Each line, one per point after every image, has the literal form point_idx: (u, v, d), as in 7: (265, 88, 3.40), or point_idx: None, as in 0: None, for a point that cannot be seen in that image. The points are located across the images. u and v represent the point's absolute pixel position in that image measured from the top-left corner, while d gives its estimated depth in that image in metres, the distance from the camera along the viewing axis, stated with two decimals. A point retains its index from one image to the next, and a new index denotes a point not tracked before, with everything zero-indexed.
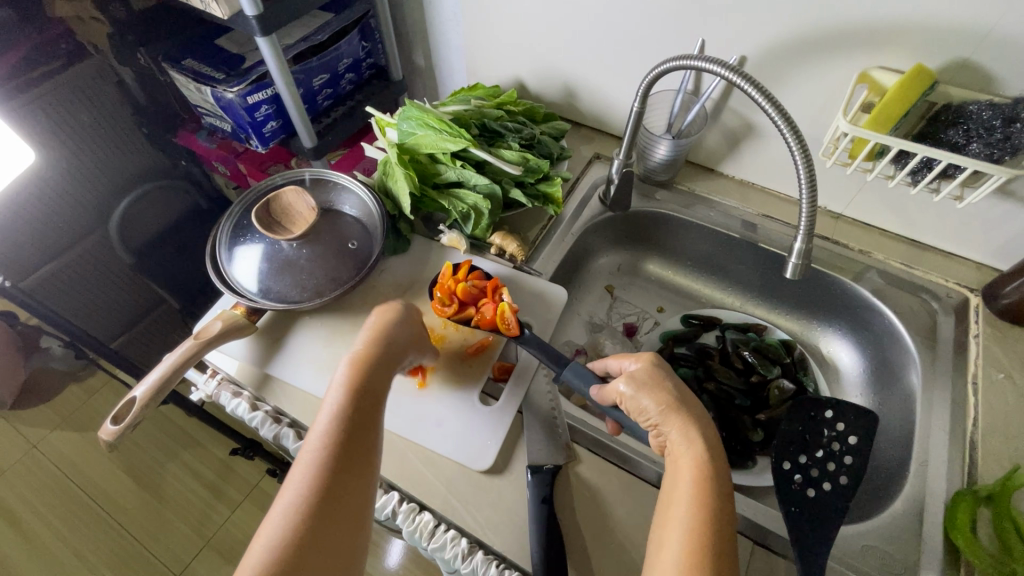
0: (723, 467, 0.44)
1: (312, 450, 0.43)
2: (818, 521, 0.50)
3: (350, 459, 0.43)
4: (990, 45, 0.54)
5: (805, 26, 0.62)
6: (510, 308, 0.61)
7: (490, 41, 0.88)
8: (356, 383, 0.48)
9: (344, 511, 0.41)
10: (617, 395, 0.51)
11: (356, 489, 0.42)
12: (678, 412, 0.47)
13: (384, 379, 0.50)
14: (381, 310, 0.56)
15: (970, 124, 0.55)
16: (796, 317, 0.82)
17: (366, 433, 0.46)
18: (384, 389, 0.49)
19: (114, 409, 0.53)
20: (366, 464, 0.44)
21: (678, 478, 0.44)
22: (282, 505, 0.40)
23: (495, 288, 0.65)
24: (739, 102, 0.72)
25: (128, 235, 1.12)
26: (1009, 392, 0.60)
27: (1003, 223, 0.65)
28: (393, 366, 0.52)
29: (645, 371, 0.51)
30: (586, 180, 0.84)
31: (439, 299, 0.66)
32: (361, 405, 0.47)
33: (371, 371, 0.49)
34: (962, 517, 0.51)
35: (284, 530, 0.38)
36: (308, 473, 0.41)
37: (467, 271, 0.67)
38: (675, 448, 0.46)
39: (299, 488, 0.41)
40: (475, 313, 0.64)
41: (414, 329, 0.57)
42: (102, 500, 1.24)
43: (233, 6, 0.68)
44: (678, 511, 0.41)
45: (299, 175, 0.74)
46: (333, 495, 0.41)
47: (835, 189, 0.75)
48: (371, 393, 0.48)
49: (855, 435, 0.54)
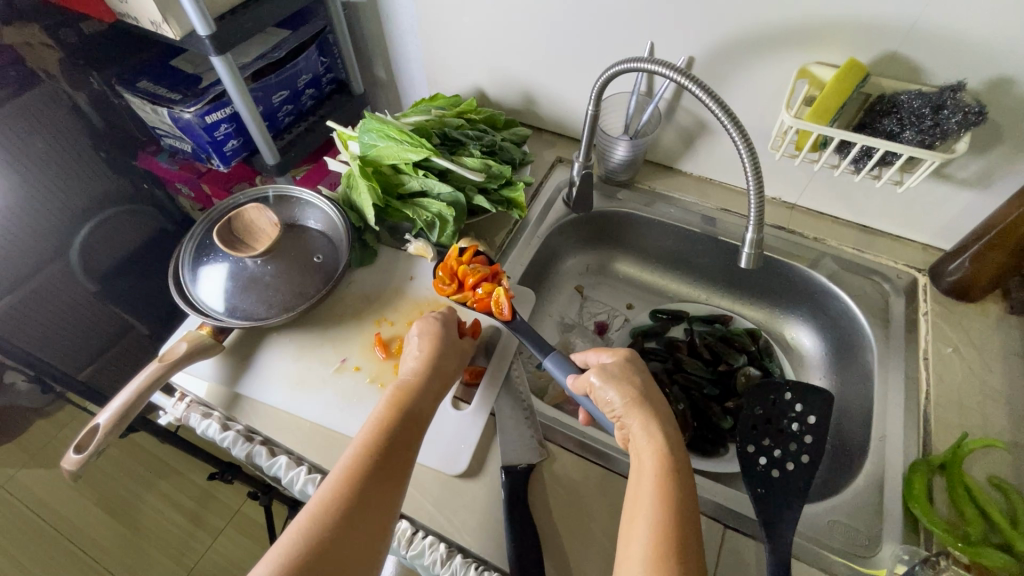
0: (683, 459, 0.46)
1: (351, 459, 0.46)
2: (783, 499, 0.52)
3: (387, 472, 0.46)
4: (916, 36, 0.57)
5: (746, 26, 0.65)
6: (504, 294, 0.65)
7: (448, 51, 0.89)
8: (402, 403, 0.51)
9: (369, 523, 0.43)
10: (588, 386, 0.53)
11: (384, 506, 0.44)
12: (641, 406, 0.49)
13: (426, 404, 0.53)
14: (431, 331, 0.60)
15: (902, 114, 0.58)
16: (760, 306, 0.85)
17: (403, 452, 0.48)
18: (426, 414, 0.52)
19: (76, 437, 0.53)
20: (399, 483, 0.46)
21: (641, 470, 0.45)
22: (313, 503, 0.43)
23: (496, 275, 0.68)
24: (690, 102, 0.75)
25: (91, 262, 1.09)
26: (956, 365, 0.64)
27: (942, 205, 0.69)
28: (436, 390, 0.55)
29: (617, 365, 0.53)
30: (550, 184, 0.86)
31: (441, 277, 0.69)
32: (405, 424, 0.50)
33: (416, 393, 0.53)
34: (918, 486, 0.53)
35: (311, 527, 0.41)
36: (343, 477, 0.44)
37: (472, 254, 0.69)
38: (637, 441, 0.47)
39: (332, 490, 0.43)
40: (471, 295, 0.68)
41: (458, 355, 0.59)
42: (78, 537, 1.20)
43: (184, 27, 0.68)
44: (643, 502, 0.42)
45: (262, 192, 0.74)
46: (362, 504, 0.43)
47: (787, 180, 0.78)
48: (414, 413, 0.51)
49: (814, 414, 0.56)
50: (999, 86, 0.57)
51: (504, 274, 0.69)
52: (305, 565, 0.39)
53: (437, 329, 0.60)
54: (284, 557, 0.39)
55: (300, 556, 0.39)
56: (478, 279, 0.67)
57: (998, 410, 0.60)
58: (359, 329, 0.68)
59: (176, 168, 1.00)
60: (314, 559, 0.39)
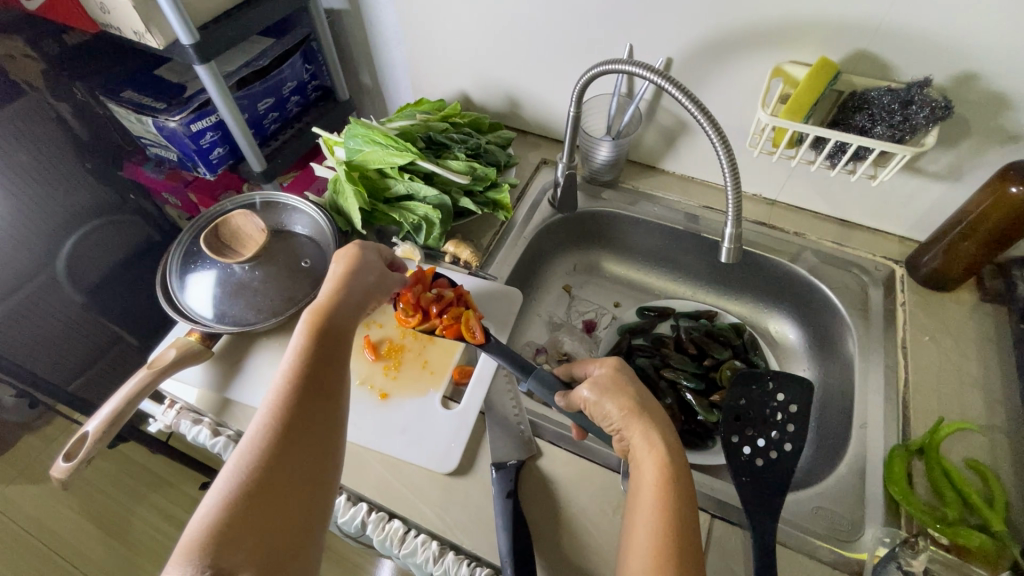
0: (684, 468, 0.45)
1: (276, 393, 0.45)
2: (767, 487, 0.53)
3: (316, 397, 0.46)
4: (883, 35, 0.59)
5: (720, 28, 0.67)
6: (474, 318, 0.65)
7: (432, 57, 0.90)
8: (319, 325, 0.50)
9: (308, 450, 0.43)
10: (582, 401, 0.52)
11: (320, 430, 0.45)
12: (641, 416, 0.47)
13: (348, 324, 0.52)
14: (345, 256, 0.57)
15: (874, 109, 0.60)
16: (745, 301, 0.86)
17: (328, 374, 0.48)
18: (348, 332, 0.51)
19: (66, 445, 0.53)
20: (331, 404, 0.47)
21: (641, 481, 0.45)
22: (244, 442, 0.42)
23: (461, 298, 0.68)
24: (670, 102, 0.77)
25: (78, 274, 1.08)
26: (933, 353, 0.65)
27: (916, 198, 0.71)
28: (358, 311, 0.54)
29: (608, 376, 0.51)
30: (535, 186, 0.87)
31: (404, 309, 0.67)
32: (325, 347, 0.49)
33: (334, 315, 0.51)
34: (898, 470, 0.55)
35: (247, 465, 0.41)
36: (271, 412, 0.44)
37: (429, 279, 0.69)
38: (636, 452, 0.47)
39: (260, 426, 0.43)
40: (438, 321, 0.67)
41: (377, 273, 0.58)
42: (68, 552, 1.18)
43: (168, 36, 0.69)
44: (641, 517, 0.42)
45: (249, 199, 0.75)
46: (295, 433, 0.43)
47: (768, 177, 0.79)
48: (335, 335, 0.50)
49: (796, 403, 0.57)
50: (964, 81, 0.59)
51: (468, 294, 0.70)
52: (249, 499, 0.39)
53: (351, 252, 0.57)
54: (224, 496, 0.39)
55: (242, 491, 0.39)
56: (444, 305, 0.67)
57: (974, 395, 0.62)
58: None
59: (163, 177, 1.00)
60: (255, 491, 0.39)
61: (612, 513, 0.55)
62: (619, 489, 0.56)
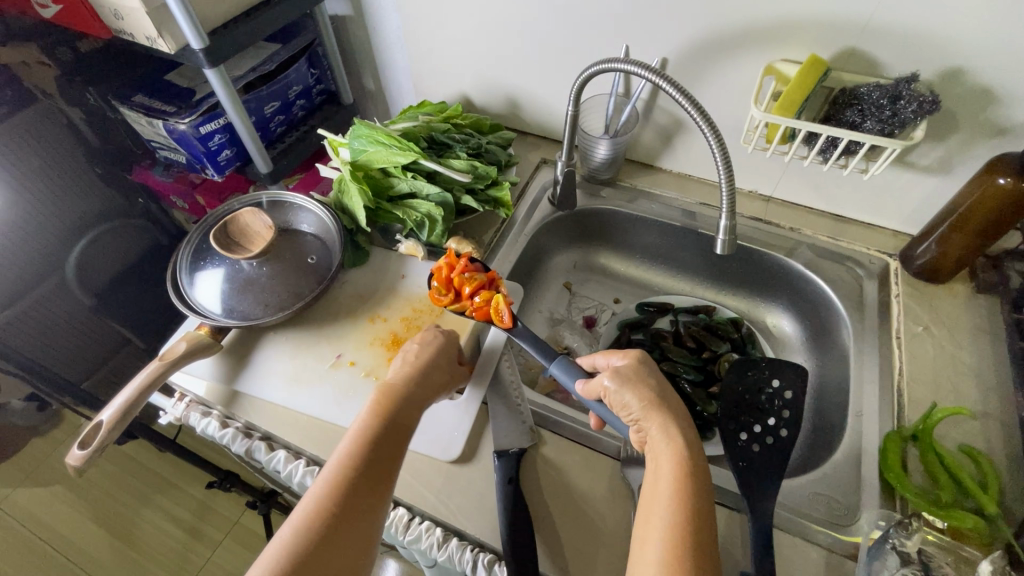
0: (701, 461, 0.47)
1: (338, 463, 0.46)
2: (763, 471, 0.54)
3: (375, 478, 0.46)
4: (871, 34, 0.61)
5: (715, 29, 0.69)
6: (504, 301, 0.64)
7: (434, 61, 0.93)
8: (389, 408, 0.51)
9: (354, 530, 0.42)
10: (602, 390, 0.53)
11: (361, 529, 0.43)
12: (659, 409, 0.50)
13: (415, 411, 0.53)
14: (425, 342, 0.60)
15: (864, 105, 0.61)
16: (741, 295, 0.88)
17: (390, 457, 0.48)
18: (413, 421, 0.52)
19: (81, 434, 0.54)
20: (384, 489, 0.46)
21: (658, 473, 0.46)
22: (302, 506, 0.43)
23: (493, 281, 0.68)
24: (666, 101, 0.79)
25: (86, 277, 1.10)
26: (927, 342, 0.67)
27: (908, 192, 0.73)
28: (419, 400, 0.54)
29: (630, 368, 0.53)
30: (536, 184, 0.89)
31: (437, 288, 0.70)
32: (389, 429, 0.49)
33: (401, 402, 0.52)
34: (893, 455, 0.56)
35: (297, 535, 0.41)
36: (329, 486, 0.44)
37: (464, 261, 0.69)
38: (655, 445, 0.48)
39: (316, 498, 0.43)
40: (470, 303, 0.68)
41: (449, 365, 0.60)
42: (73, 554, 1.19)
43: (179, 40, 0.71)
44: (658, 506, 0.43)
45: (256, 198, 0.77)
46: (345, 513, 0.43)
47: (763, 174, 0.81)
48: (399, 422, 0.51)
49: (791, 390, 0.59)
50: (950, 76, 0.61)
51: (503, 280, 0.69)
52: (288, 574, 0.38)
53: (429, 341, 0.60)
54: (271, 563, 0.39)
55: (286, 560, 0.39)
56: (475, 288, 0.67)
57: (968, 384, 0.63)
58: (354, 326, 0.70)
59: (171, 180, 1.02)
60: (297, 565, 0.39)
61: (612, 499, 0.56)
62: (619, 476, 0.58)
